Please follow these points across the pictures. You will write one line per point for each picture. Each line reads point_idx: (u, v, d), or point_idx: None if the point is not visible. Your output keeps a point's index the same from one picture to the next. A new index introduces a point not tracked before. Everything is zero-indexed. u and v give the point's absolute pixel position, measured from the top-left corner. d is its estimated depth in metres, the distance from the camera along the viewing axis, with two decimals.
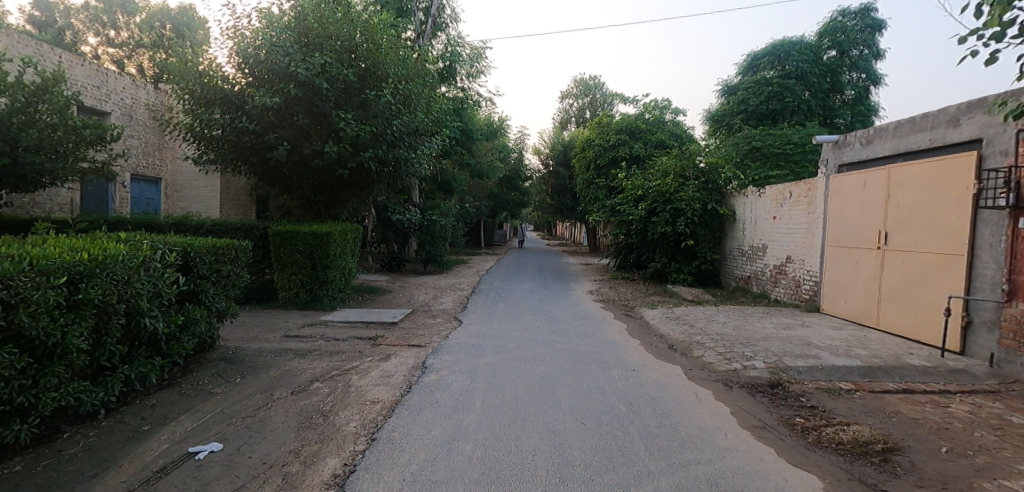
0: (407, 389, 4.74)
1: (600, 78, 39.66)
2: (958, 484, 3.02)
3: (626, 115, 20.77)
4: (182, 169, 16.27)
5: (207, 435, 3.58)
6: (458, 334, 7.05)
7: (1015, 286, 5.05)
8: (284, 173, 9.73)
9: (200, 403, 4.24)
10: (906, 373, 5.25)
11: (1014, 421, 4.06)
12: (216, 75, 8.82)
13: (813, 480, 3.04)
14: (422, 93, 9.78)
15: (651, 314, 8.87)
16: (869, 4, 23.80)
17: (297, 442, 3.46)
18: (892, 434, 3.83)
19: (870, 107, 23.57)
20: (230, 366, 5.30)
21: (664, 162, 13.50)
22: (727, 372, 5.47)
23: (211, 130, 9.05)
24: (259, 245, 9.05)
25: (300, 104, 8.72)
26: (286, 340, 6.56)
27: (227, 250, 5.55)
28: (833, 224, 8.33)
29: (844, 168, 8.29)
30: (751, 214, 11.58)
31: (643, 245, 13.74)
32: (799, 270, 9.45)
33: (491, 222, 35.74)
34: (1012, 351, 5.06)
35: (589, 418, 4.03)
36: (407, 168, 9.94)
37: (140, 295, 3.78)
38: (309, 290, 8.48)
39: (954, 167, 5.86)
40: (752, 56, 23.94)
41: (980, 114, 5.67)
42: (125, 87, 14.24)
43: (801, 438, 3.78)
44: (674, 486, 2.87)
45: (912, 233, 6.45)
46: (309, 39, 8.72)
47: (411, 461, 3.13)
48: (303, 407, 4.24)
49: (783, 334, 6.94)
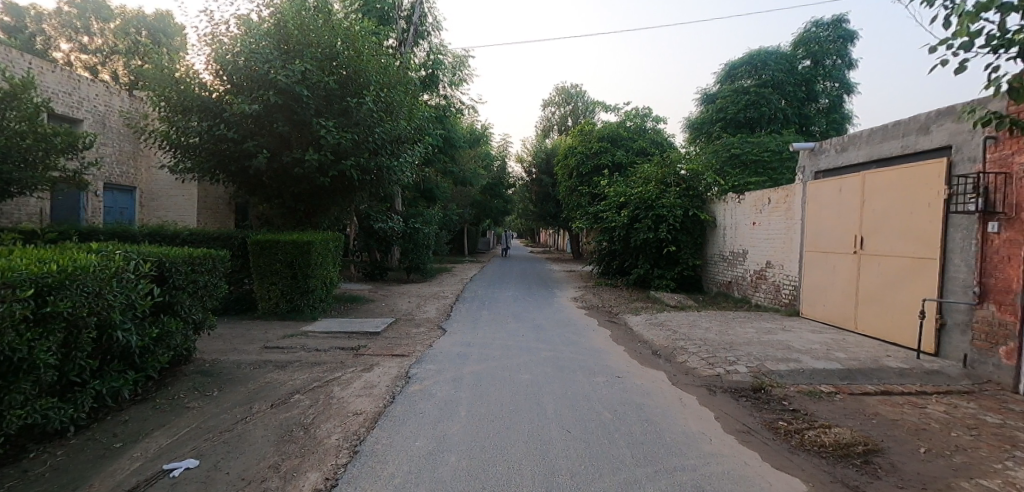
0: (390, 400, 4.66)
1: (582, 87, 40.05)
2: (938, 484, 3.06)
3: (608, 123, 20.93)
4: (158, 178, 15.96)
5: (183, 451, 3.47)
6: (442, 343, 6.98)
7: (985, 288, 5.17)
8: (264, 181, 9.59)
9: (176, 418, 4.11)
10: (884, 374, 5.35)
11: (988, 421, 4.15)
12: (193, 82, 8.67)
13: (797, 483, 3.06)
14: (405, 101, 9.77)
15: (634, 320, 8.91)
16: (841, 16, 24.42)
17: (277, 456, 3.37)
18: (871, 435, 3.89)
19: (844, 115, 24.28)
20: (207, 379, 5.18)
21: (646, 170, 13.66)
22: (711, 377, 5.51)
23: (188, 138, 8.86)
24: (237, 254, 8.84)
25: (280, 111, 8.62)
26: (266, 352, 6.42)
27: (204, 260, 5.43)
28: (810, 229, 8.50)
29: (820, 174, 8.46)
30: (731, 220, 11.70)
31: (626, 252, 13.89)
32: (779, 274, 9.60)
33: (474, 230, 35.87)
34: (984, 352, 5.17)
35: (575, 426, 4.00)
36: (389, 176, 9.90)
37: (112, 307, 3.66)
38: (290, 300, 8.33)
39: (925, 174, 6.03)
40: (730, 65, 24.37)
41: (949, 122, 5.83)
42: (99, 94, 13.91)
43: (784, 441, 3.82)
44: None
45: (887, 238, 6.61)
46: (289, 46, 8.60)
47: (395, 473, 3.08)
48: (283, 420, 4.13)
49: (764, 338, 7.03)
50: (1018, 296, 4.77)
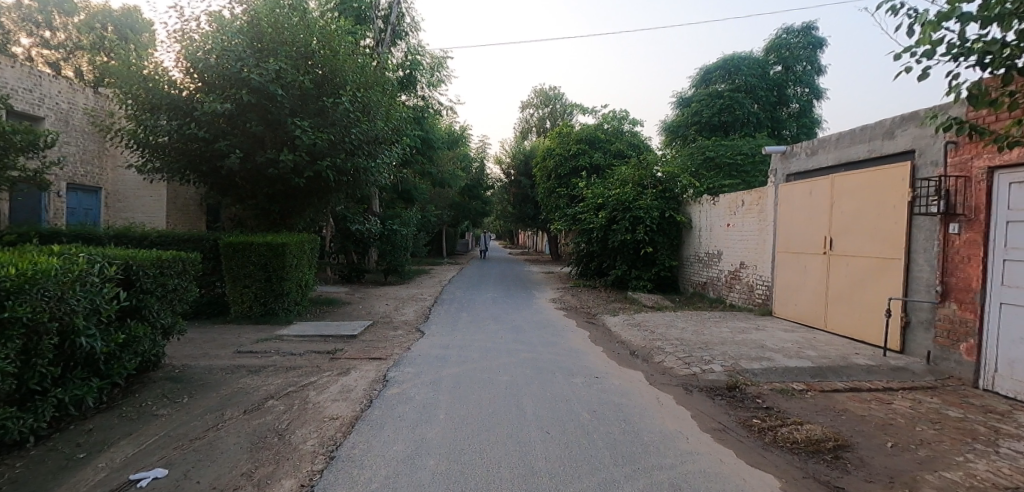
0: (367, 404, 4.60)
1: (560, 89, 40.34)
2: (904, 477, 3.16)
3: (586, 125, 21.08)
4: (125, 178, 15.46)
5: (151, 460, 3.36)
6: (420, 346, 6.91)
7: (947, 287, 5.35)
8: (236, 182, 9.37)
9: (143, 426, 3.97)
10: (853, 371, 5.50)
11: (950, 415, 4.31)
12: (162, 80, 8.41)
13: (772, 480, 3.11)
14: (382, 102, 9.66)
15: (613, 321, 8.98)
16: (811, 23, 25.12)
17: (250, 464, 3.29)
18: (842, 431, 3.99)
19: (814, 120, 24.98)
20: (177, 386, 5.02)
21: (623, 171, 13.80)
22: (687, 376, 5.59)
23: (157, 137, 8.62)
24: (209, 257, 8.61)
25: (253, 110, 8.44)
26: (239, 356, 6.26)
27: (173, 263, 5.27)
28: (782, 230, 8.71)
29: (791, 177, 8.67)
30: (706, 222, 11.90)
31: (604, 253, 14.00)
32: (752, 275, 9.81)
33: (452, 231, 35.78)
34: (946, 349, 5.35)
35: (554, 427, 4.01)
36: (366, 177, 9.77)
37: (75, 312, 3.52)
38: (264, 303, 8.16)
39: (891, 177, 6.24)
40: (704, 70, 24.87)
41: (912, 127, 6.03)
42: (62, 91, 13.39)
43: (758, 439, 3.89)
44: None
45: (856, 239, 6.81)
46: (263, 44, 8.43)
47: (373, 478, 3.03)
48: (257, 426, 4.04)
49: (738, 337, 7.16)
50: (978, 294, 4.95)
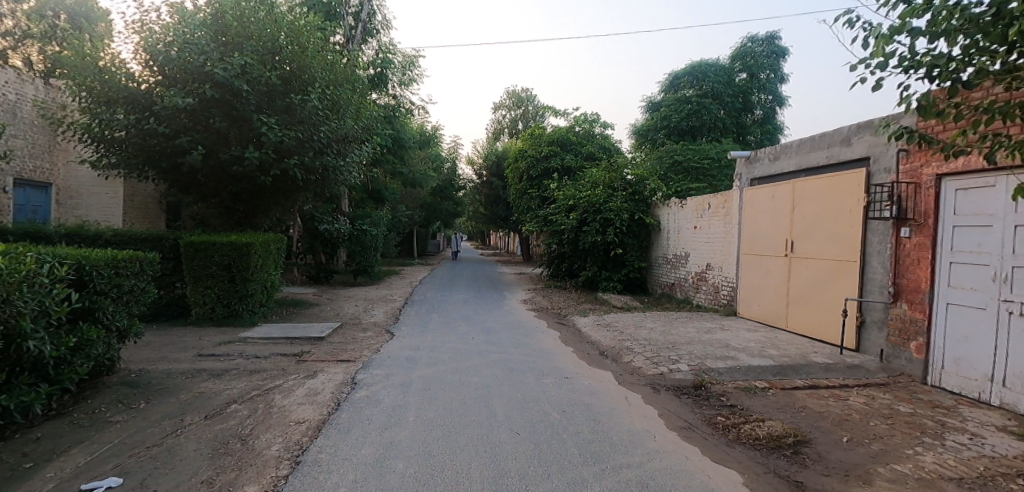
0: (335, 407, 4.52)
1: (533, 91, 40.57)
2: (858, 470, 3.29)
3: (557, 127, 21.26)
4: (79, 174, 14.75)
5: (104, 469, 3.21)
6: (390, 347, 6.83)
7: (899, 288, 5.61)
8: (199, 179, 9.06)
9: (96, 434, 3.80)
10: (812, 369, 5.71)
11: (901, 410, 4.53)
12: (119, 72, 8.06)
13: (735, 476, 3.20)
14: (352, 100, 9.52)
15: (583, 321, 9.07)
16: (774, 33, 25.92)
17: (211, 470, 3.18)
18: (801, 427, 4.14)
19: (777, 126, 25.82)
20: (133, 391, 4.82)
21: (594, 174, 13.96)
22: (655, 376, 5.70)
23: (113, 131, 8.27)
24: (169, 257, 8.30)
25: (217, 106, 8.20)
26: (200, 360, 6.05)
27: (130, 263, 5.06)
28: (747, 233, 8.97)
29: (755, 181, 8.94)
30: (674, 224, 12.16)
31: (575, 254, 14.14)
32: (718, 276, 10.07)
33: (423, 231, 35.62)
34: (897, 347, 5.60)
35: (525, 427, 4.03)
36: (335, 176, 9.61)
37: (22, 315, 3.33)
38: (227, 304, 7.92)
39: (848, 183, 6.51)
40: (673, 75, 25.48)
41: (867, 135, 6.30)
42: (9, 81, 12.66)
43: (723, 436, 3.99)
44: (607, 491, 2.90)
45: (815, 242, 7.08)
46: (228, 38, 8.18)
47: (340, 482, 2.98)
48: (219, 432, 3.91)
49: (704, 337, 7.34)
50: (927, 295, 5.20)
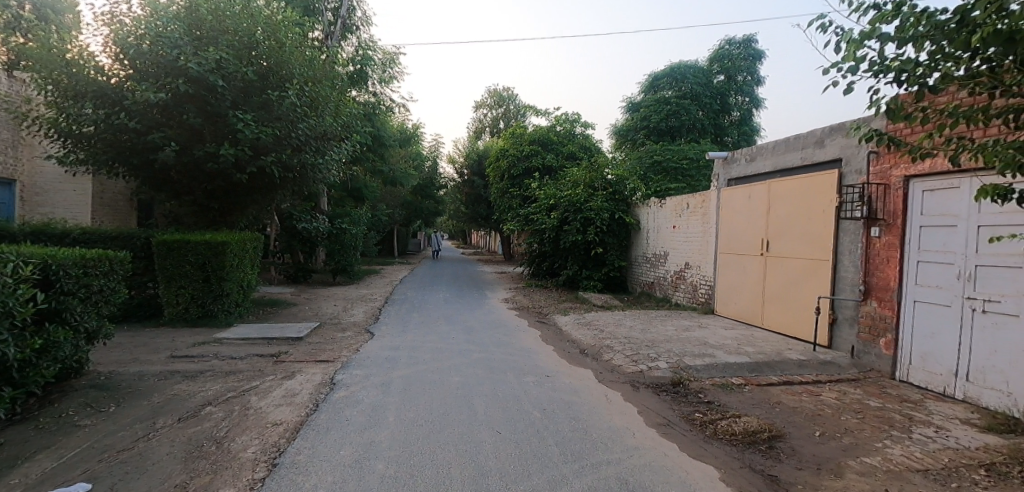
0: (313, 408, 4.46)
1: (514, 90, 40.61)
2: (830, 464, 3.38)
3: (538, 127, 21.32)
4: (44, 170, 14.22)
5: (72, 474, 3.12)
6: (369, 347, 6.76)
7: (869, 286, 5.77)
8: (172, 176, 8.83)
9: (64, 439, 3.68)
10: (786, 366, 5.84)
11: (871, 405, 4.66)
12: (88, 65, 7.80)
13: (711, 471, 3.25)
14: (331, 97, 9.40)
15: (564, 320, 9.11)
16: (751, 36, 26.35)
17: (185, 474, 3.11)
18: (776, 422, 4.23)
19: (753, 127, 26.30)
20: (103, 394, 4.68)
21: (575, 173, 14.04)
22: (635, 374, 5.76)
23: (81, 126, 8.02)
24: (141, 256, 8.07)
25: (191, 101, 8.01)
26: (173, 361, 5.91)
27: (99, 262, 4.90)
28: (724, 233, 9.12)
29: (732, 182, 9.09)
30: (654, 223, 12.30)
31: (556, 253, 14.20)
32: (696, 275, 10.23)
33: (404, 230, 35.38)
34: (868, 343, 5.76)
35: (505, 426, 4.04)
36: (314, 173, 9.48)
37: None
38: (201, 304, 7.75)
39: (821, 184, 6.67)
40: (653, 77, 25.83)
41: (840, 137, 6.46)
42: None
43: (700, 432, 4.06)
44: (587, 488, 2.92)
45: (790, 241, 7.24)
46: (202, 32, 7.99)
47: (318, 484, 2.95)
48: (193, 434, 3.83)
49: (683, 335, 7.44)
50: (895, 293, 5.37)
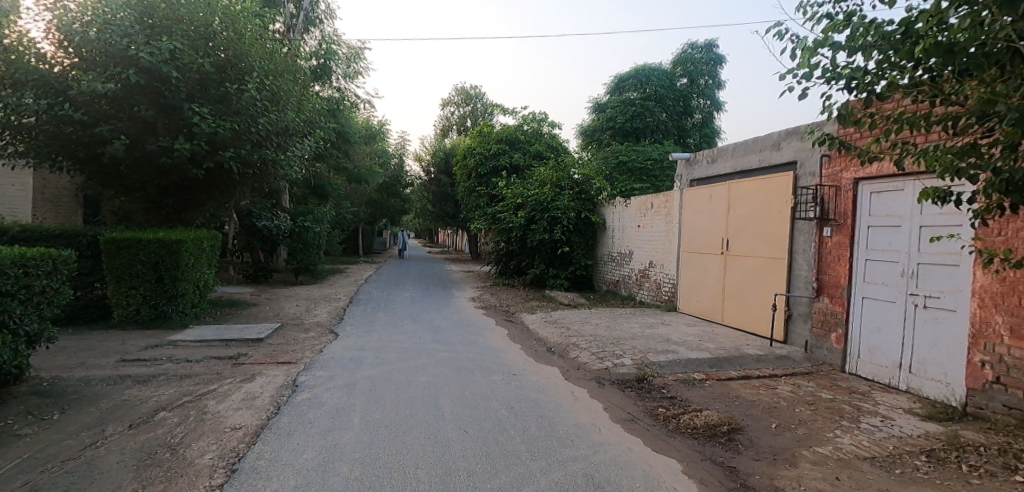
0: (274, 411, 4.34)
1: (482, 88, 40.51)
2: (785, 454, 3.52)
3: (506, 125, 21.33)
4: None
5: (11, 487, 2.94)
6: (333, 348, 6.62)
7: (822, 283, 6.03)
8: (122, 171, 8.41)
9: (2, 449, 3.46)
10: (745, 361, 6.05)
11: (823, 397, 4.88)
12: (28, 52, 7.34)
13: (674, 464, 3.34)
14: (293, 92, 9.18)
15: (530, 319, 9.16)
16: (712, 41, 27.09)
17: (137, 483, 2.98)
18: (734, 415, 4.37)
19: (714, 130, 27.05)
20: (45, 401, 4.43)
21: (542, 172, 14.12)
22: (600, 371, 5.85)
23: (21, 117, 7.55)
24: (89, 255, 7.66)
25: (142, 92, 7.66)
26: (123, 365, 5.63)
27: (40, 261, 4.62)
28: (687, 232, 9.36)
29: (694, 182, 9.33)
30: (619, 222, 12.51)
31: (523, 252, 14.26)
32: (660, 273, 10.47)
33: (369, 228, 34.79)
34: (820, 338, 6.03)
35: (472, 425, 4.03)
36: (275, 170, 9.22)
37: None
38: (154, 306, 7.43)
39: (778, 185, 6.93)
40: (618, 78, 26.22)
41: (795, 141, 6.72)
42: None
43: (663, 426, 4.16)
44: (553, 485, 2.95)
45: (749, 241, 7.49)
46: (155, 20, 7.65)
47: (279, 488, 2.87)
48: (145, 441, 3.67)
49: (647, 332, 7.60)
50: (846, 290, 5.63)
